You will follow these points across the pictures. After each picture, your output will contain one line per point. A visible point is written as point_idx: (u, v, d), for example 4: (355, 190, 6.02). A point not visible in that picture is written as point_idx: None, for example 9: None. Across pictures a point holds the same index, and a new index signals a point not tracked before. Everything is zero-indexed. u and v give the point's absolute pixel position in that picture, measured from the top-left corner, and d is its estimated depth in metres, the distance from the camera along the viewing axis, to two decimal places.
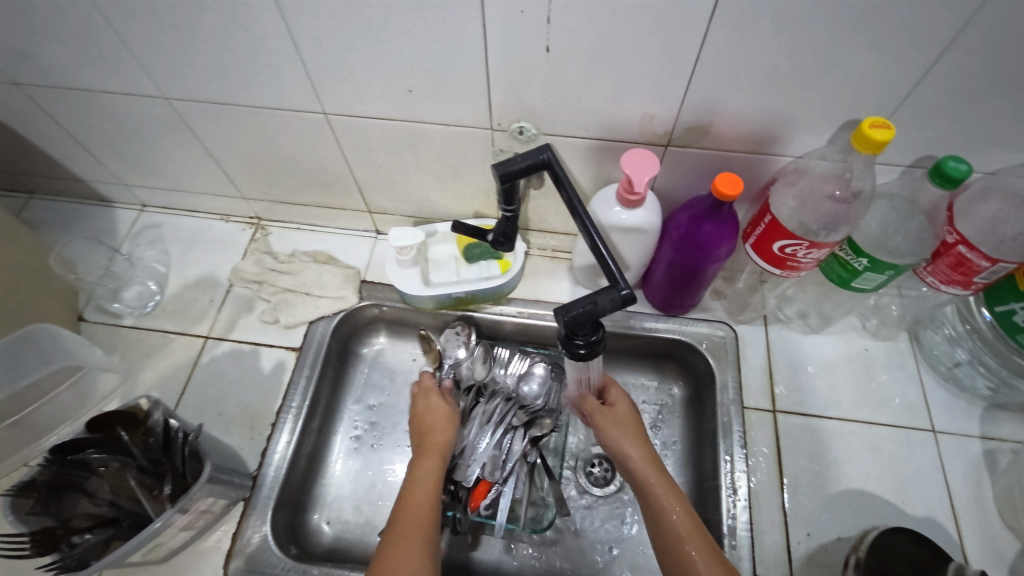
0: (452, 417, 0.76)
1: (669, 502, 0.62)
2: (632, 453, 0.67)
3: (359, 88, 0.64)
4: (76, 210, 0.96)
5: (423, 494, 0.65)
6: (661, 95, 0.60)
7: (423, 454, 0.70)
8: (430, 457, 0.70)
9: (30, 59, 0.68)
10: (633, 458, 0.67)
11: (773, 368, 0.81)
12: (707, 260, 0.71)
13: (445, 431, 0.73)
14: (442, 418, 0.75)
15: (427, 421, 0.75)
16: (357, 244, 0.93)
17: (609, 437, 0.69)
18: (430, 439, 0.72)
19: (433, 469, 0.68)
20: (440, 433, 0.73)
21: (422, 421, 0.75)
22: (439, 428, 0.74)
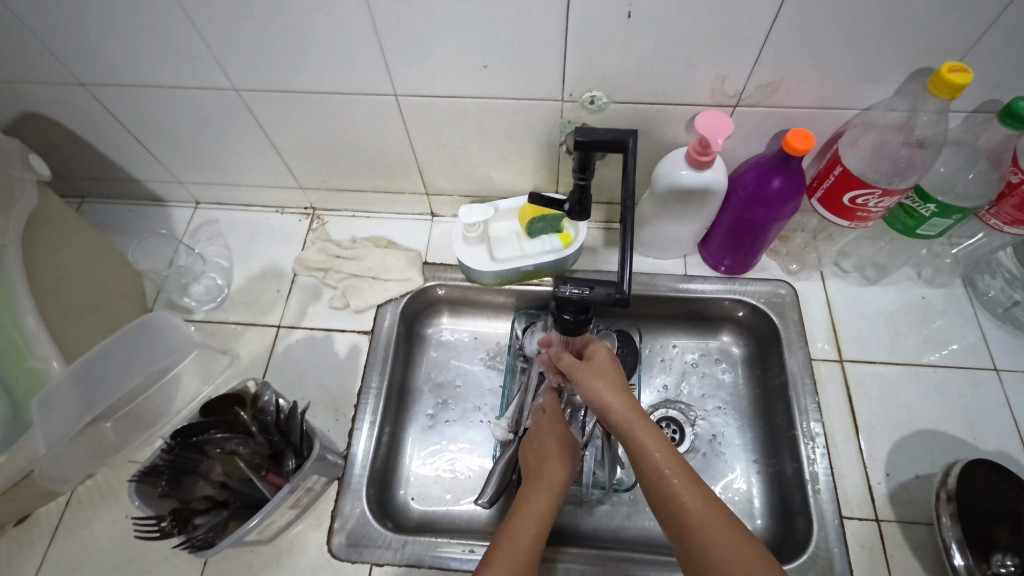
0: (574, 449, 0.69)
1: (659, 452, 0.57)
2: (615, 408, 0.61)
3: (433, 66, 0.65)
4: (131, 211, 0.97)
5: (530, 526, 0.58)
6: (735, 55, 0.61)
7: (539, 484, 0.63)
8: (545, 491, 0.62)
9: (98, 58, 0.68)
10: (612, 410, 0.61)
11: (836, 321, 0.84)
12: (773, 217, 0.73)
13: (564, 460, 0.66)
14: (560, 444, 0.68)
15: (543, 447, 0.69)
16: (414, 227, 0.94)
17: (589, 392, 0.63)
18: (546, 469, 0.65)
19: (548, 502, 0.61)
20: (556, 462, 0.66)
21: (540, 448, 0.69)
22: (556, 455, 0.66)
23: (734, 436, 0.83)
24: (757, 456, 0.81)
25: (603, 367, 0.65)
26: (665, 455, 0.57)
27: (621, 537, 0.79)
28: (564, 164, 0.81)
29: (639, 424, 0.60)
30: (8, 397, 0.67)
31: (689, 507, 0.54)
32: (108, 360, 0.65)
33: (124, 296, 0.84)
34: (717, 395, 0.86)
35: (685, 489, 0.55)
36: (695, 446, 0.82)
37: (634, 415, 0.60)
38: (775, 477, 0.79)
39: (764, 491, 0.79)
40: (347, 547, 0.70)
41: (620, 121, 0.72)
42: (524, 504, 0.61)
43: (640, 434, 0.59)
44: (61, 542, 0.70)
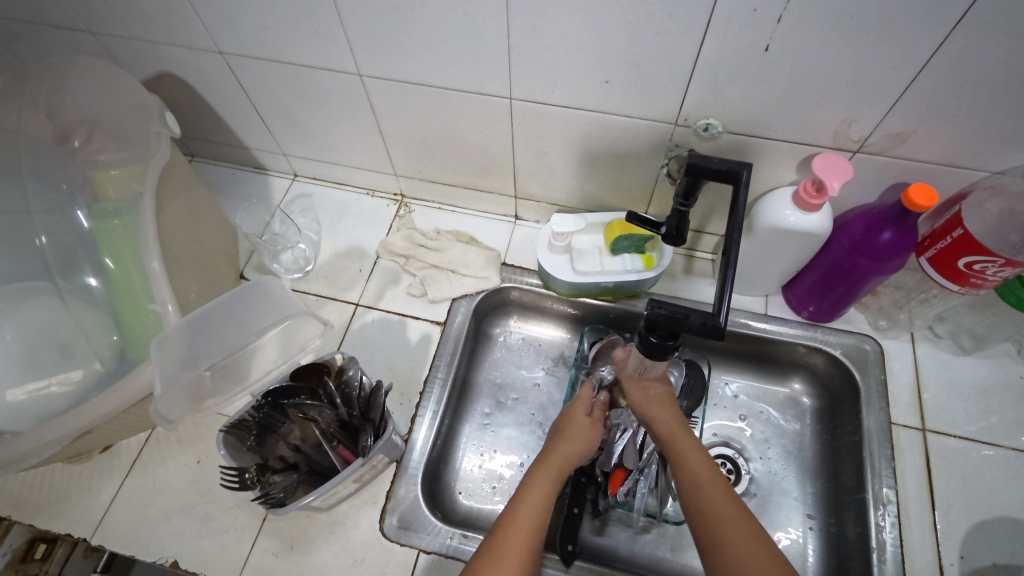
0: (591, 434, 0.68)
1: (702, 467, 0.59)
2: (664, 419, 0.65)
3: (555, 75, 0.67)
4: (235, 175, 1.02)
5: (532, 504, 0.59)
6: (868, 101, 0.60)
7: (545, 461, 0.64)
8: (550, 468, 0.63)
9: (240, 30, 0.72)
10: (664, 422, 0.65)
11: (921, 387, 0.80)
12: (876, 270, 0.70)
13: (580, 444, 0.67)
14: (580, 430, 0.68)
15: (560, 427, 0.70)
16: (497, 228, 0.96)
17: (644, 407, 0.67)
18: (559, 448, 0.66)
19: (549, 482, 0.62)
20: (572, 444, 0.66)
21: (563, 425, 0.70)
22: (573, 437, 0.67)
23: (793, 488, 0.80)
24: (818, 512, 0.78)
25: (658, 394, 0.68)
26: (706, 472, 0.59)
27: (663, 569, 0.77)
28: (660, 186, 0.80)
29: (685, 440, 0.62)
30: (122, 335, 0.71)
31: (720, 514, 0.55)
32: (224, 316, 0.69)
33: (222, 255, 0.89)
34: (780, 442, 0.84)
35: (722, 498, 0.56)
36: (751, 490, 0.80)
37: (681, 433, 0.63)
38: (835, 538, 0.76)
39: (821, 551, 0.76)
40: (397, 529, 0.72)
41: (730, 152, 0.71)
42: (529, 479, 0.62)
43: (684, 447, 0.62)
44: (138, 474, 0.75)
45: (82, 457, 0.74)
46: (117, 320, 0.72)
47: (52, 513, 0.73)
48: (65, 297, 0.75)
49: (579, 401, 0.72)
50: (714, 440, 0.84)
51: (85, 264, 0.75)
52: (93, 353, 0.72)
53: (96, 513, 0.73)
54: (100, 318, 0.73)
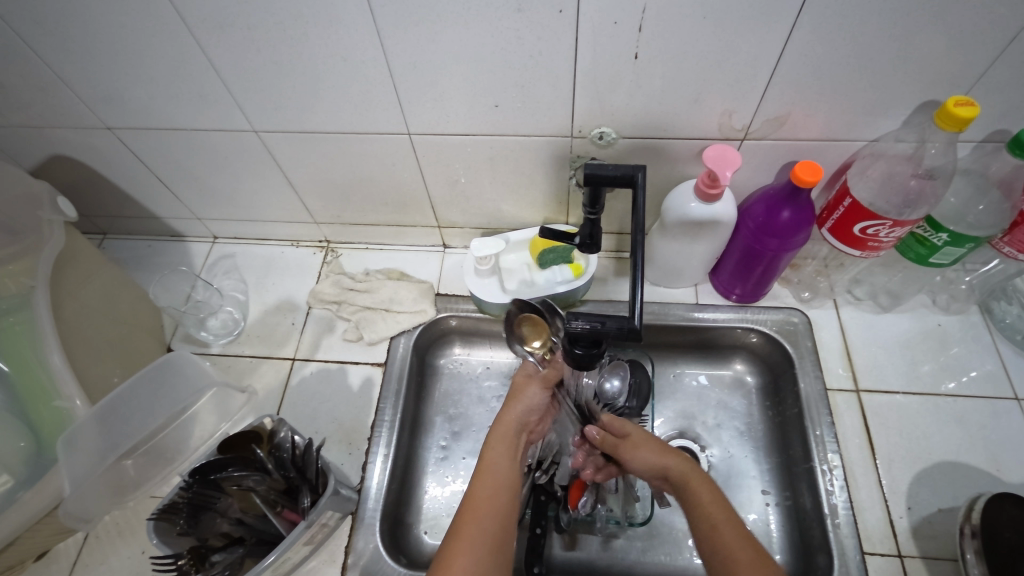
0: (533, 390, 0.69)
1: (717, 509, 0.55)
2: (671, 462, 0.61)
3: (446, 106, 0.67)
4: (151, 246, 0.99)
5: (488, 481, 0.60)
6: (742, 92, 0.63)
7: (500, 428, 0.65)
8: (506, 441, 0.64)
9: (124, 103, 0.71)
10: (671, 465, 0.61)
11: (850, 349, 0.83)
12: (784, 247, 0.73)
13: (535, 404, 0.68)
14: (522, 390, 0.69)
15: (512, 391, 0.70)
16: (427, 259, 0.96)
17: (638, 454, 0.63)
18: (504, 416, 0.66)
19: (506, 454, 0.63)
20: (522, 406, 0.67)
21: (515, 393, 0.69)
22: (526, 396, 0.68)
23: (748, 469, 0.82)
24: (775, 489, 0.80)
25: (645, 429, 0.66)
26: (720, 512, 0.55)
27: (637, 571, 0.78)
28: (573, 196, 0.82)
29: (696, 481, 0.59)
30: (34, 437, 0.69)
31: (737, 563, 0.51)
32: (136, 397, 0.66)
33: (143, 329, 0.85)
34: (731, 424, 0.86)
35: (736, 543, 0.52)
36: (711, 477, 0.81)
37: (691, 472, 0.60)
38: (794, 511, 0.78)
39: (782, 526, 0.78)
40: None
41: (629, 155, 0.73)
42: (484, 457, 0.63)
43: (694, 487, 0.58)
44: None
45: (14, 569, 0.70)
46: (27, 423, 0.69)
47: None
48: None
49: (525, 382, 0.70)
50: (669, 434, 0.85)
51: None
52: (1, 465, 0.67)
53: None
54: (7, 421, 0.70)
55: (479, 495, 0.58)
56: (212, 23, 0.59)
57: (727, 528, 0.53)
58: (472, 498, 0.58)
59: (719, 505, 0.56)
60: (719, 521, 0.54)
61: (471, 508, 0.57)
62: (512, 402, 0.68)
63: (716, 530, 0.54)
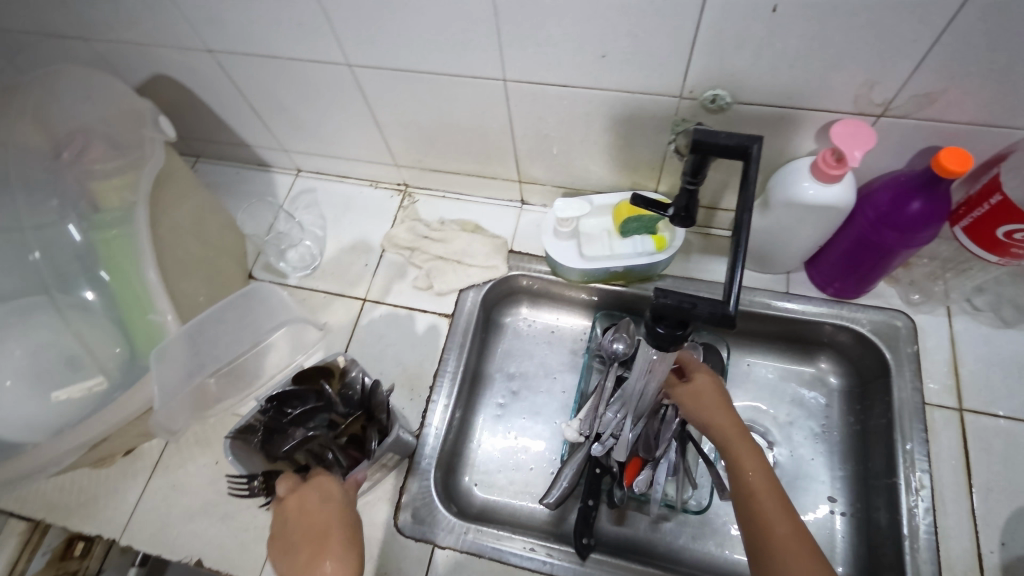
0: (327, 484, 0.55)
1: (759, 478, 0.56)
2: (718, 419, 0.61)
3: (548, 52, 0.63)
4: (239, 173, 1.02)
5: None
6: (891, 61, 0.54)
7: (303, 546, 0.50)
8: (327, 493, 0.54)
9: (225, 27, 0.71)
10: (716, 423, 0.61)
11: (958, 363, 0.75)
12: (904, 243, 0.66)
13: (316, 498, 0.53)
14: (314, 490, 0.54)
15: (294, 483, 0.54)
16: (503, 214, 0.93)
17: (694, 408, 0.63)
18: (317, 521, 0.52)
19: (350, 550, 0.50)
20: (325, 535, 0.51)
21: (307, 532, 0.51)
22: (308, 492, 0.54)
23: (818, 473, 0.77)
24: (846, 498, 0.75)
25: (701, 384, 0.64)
26: (762, 482, 0.56)
27: (685, 558, 0.76)
28: (669, 162, 0.76)
29: (741, 444, 0.59)
30: (127, 344, 0.74)
31: (773, 533, 0.52)
32: (221, 323, 0.69)
33: (229, 255, 0.89)
34: (806, 424, 0.80)
35: (776, 517, 0.53)
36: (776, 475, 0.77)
37: (736, 434, 0.59)
38: (865, 525, 0.73)
39: (850, 538, 0.73)
40: (412, 525, 0.72)
41: (741, 123, 0.66)
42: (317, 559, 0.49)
43: (739, 454, 0.58)
44: (162, 475, 0.77)
45: (107, 460, 0.77)
46: (121, 329, 0.74)
47: (83, 515, 0.76)
48: (66, 314, 0.77)
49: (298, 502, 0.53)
50: None
51: (82, 279, 0.77)
52: (99, 366, 0.74)
53: (123, 514, 0.75)
54: (105, 328, 0.75)
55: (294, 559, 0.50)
56: None
57: (773, 506, 0.54)
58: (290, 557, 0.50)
59: (762, 473, 0.56)
60: (759, 489, 0.55)
61: None
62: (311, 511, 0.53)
63: (754, 498, 0.55)
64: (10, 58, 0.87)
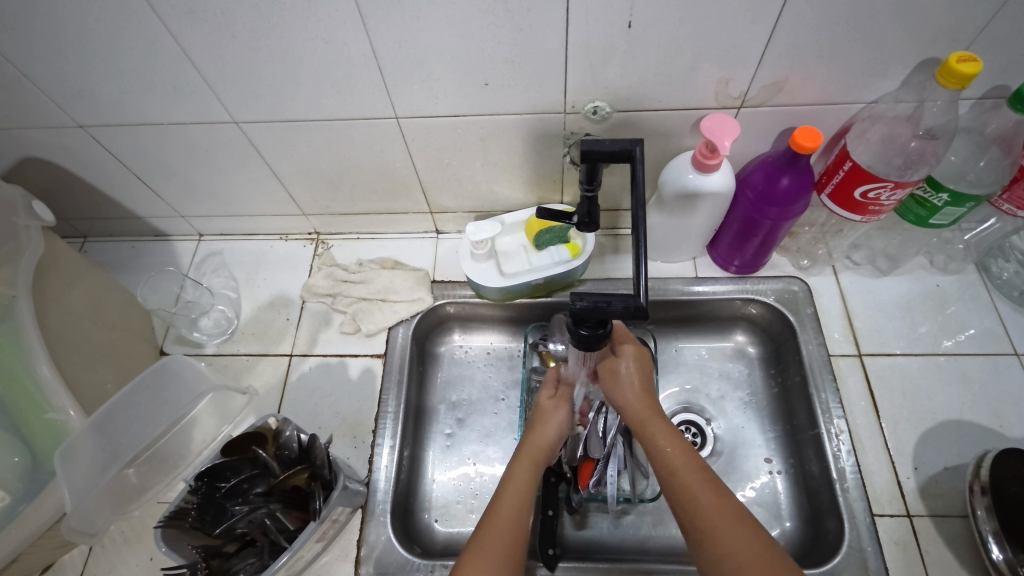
0: (560, 410, 0.69)
1: (679, 457, 0.58)
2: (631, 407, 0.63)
3: (434, 87, 0.65)
4: (135, 247, 0.96)
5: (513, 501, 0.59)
6: (738, 59, 0.61)
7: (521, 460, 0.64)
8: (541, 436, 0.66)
9: (93, 98, 0.67)
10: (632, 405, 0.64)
11: (851, 314, 0.83)
12: (784, 216, 0.72)
13: (562, 413, 0.68)
14: (551, 408, 0.69)
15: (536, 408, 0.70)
16: (420, 246, 0.94)
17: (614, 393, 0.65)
18: (531, 439, 0.66)
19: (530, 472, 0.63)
20: (541, 432, 0.67)
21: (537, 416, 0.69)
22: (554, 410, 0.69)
23: (753, 438, 0.82)
24: (781, 457, 0.81)
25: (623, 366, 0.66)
26: (682, 458, 0.58)
27: (650, 548, 0.78)
28: (568, 174, 0.80)
29: (656, 425, 0.61)
30: (28, 451, 0.66)
31: (703, 507, 0.54)
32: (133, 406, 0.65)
33: (135, 335, 0.83)
34: (736, 395, 0.86)
35: (703, 490, 0.55)
36: (717, 448, 0.82)
37: (651, 418, 0.62)
38: (801, 478, 0.78)
39: (792, 494, 0.78)
40: None
41: (624, 129, 0.71)
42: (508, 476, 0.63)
43: (660, 437, 0.60)
44: None
45: None
46: (19, 437, 0.67)
47: None
48: None
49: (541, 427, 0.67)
50: (674, 409, 0.85)
51: None
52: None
53: None
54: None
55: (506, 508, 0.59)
56: (182, 9, 0.56)
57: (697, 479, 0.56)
58: (496, 514, 0.58)
59: (685, 456, 0.58)
60: (677, 465, 0.58)
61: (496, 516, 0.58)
62: (535, 426, 0.68)
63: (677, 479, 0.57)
64: None
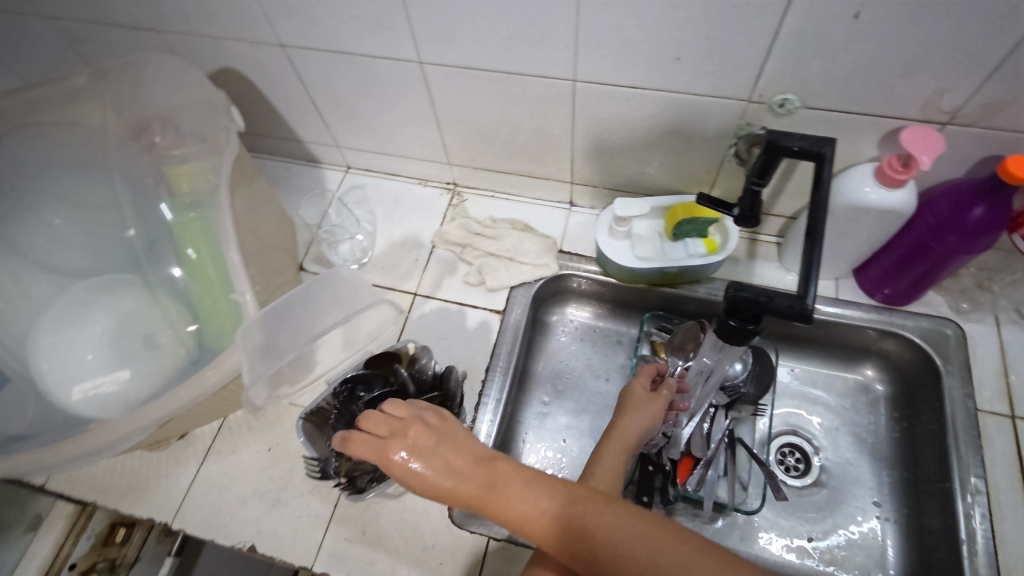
0: (655, 408, 0.66)
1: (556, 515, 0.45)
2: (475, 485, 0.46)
3: (623, 55, 0.65)
4: (289, 168, 1.04)
5: None
6: (965, 69, 0.56)
7: (606, 450, 0.62)
8: (615, 447, 0.62)
9: (297, 19, 0.72)
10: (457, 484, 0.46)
11: (1009, 371, 0.76)
12: (964, 249, 0.67)
13: (639, 425, 0.65)
14: (639, 406, 0.66)
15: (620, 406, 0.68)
16: (551, 214, 0.95)
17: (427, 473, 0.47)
18: (619, 427, 0.65)
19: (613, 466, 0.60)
20: (636, 421, 0.65)
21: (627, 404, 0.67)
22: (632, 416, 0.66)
23: (862, 478, 0.78)
24: (895, 504, 0.76)
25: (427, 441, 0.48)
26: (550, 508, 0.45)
27: None
28: (726, 167, 0.78)
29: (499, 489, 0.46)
30: (198, 324, 0.76)
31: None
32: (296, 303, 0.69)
33: (282, 246, 0.90)
34: (852, 429, 0.81)
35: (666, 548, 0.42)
36: (822, 479, 0.78)
37: (529, 481, 0.46)
38: (916, 531, 0.73)
39: (901, 544, 0.74)
40: (465, 516, 0.71)
41: (805, 128, 0.68)
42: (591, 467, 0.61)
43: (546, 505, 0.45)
44: (213, 462, 0.77)
45: (160, 445, 0.77)
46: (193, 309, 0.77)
47: (134, 498, 0.76)
48: (154, 288, 0.80)
49: (639, 413, 0.66)
50: (781, 429, 0.82)
51: (166, 255, 0.80)
52: (175, 341, 0.77)
53: (176, 498, 0.75)
54: (177, 308, 0.78)
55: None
56: None
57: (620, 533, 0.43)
58: None
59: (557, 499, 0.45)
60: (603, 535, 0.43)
61: None
62: (623, 415, 0.66)
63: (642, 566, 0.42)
64: (76, 47, 0.89)
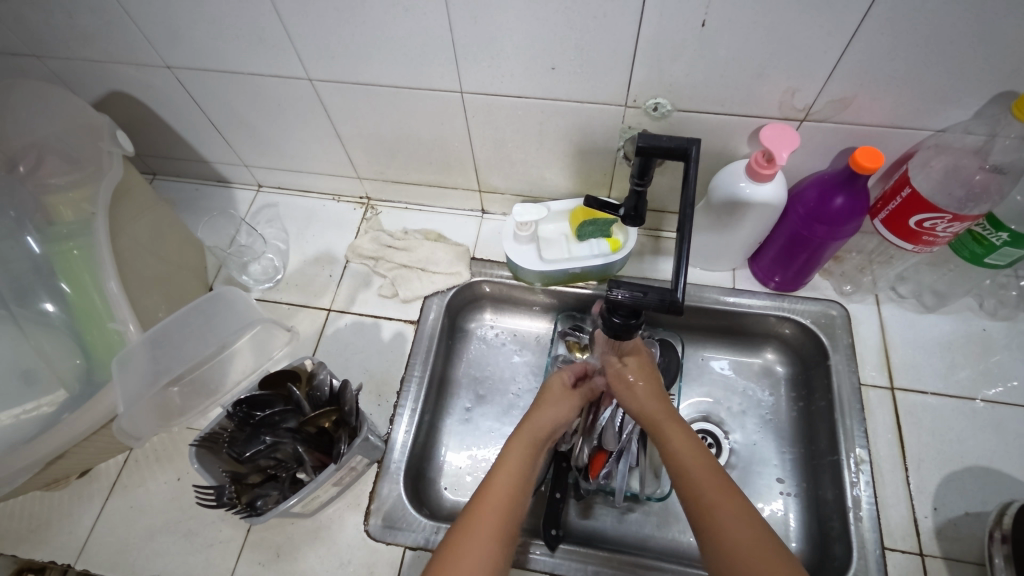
0: (570, 400, 0.67)
1: (683, 446, 0.57)
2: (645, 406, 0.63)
3: (502, 66, 0.67)
4: (198, 190, 1.02)
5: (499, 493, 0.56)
6: (808, 70, 0.61)
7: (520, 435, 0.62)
8: (527, 440, 0.62)
9: (178, 41, 0.72)
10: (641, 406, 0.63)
11: (889, 347, 0.82)
12: (833, 235, 0.72)
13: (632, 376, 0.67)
14: (556, 399, 0.67)
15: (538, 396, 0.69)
16: (464, 223, 0.96)
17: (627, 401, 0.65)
18: (533, 418, 0.64)
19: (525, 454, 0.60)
20: (548, 413, 0.65)
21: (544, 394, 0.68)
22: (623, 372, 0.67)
23: (767, 456, 0.82)
24: (795, 479, 0.80)
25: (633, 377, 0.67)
26: (691, 454, 0.57)
27: (650, 546, 0.78)
28: (619, 169, 0.81)
29: (668, 426, 0.60)
30: (86, 357, 0.74)
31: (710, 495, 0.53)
32: (186, 328, 0.70)
33: (188, 269, 0.89)
34: (757, 411, 0.85)
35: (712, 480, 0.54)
36: (732, 461, 0.82)
37: (664, 417, 0.61)
38: (813, 502, 0.77)
39: (802, 517, 0.77)
40: (381, 529, 0.71)
41: (682, 130, 0.72)
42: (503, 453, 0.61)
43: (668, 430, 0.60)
44: (118, 496, 0.75)
45: (59, 483, 0.74)
46: (80, 343, 0.75)
47: (32, 541, 0.73)
48: (21, 324, 0.77)
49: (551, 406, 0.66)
50: (693, 417, 0.85)
51: (41, 290, 0.77)
52: (56, 378, 0.75)
53: (78, 538, 0.72)
54: (62, 341, 0.76)
55: (498, 494, 0.56)
56: None
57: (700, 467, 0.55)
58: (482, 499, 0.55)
59: (698, 455, 0.56)
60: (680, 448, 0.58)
61: (488, 498, 0.55)
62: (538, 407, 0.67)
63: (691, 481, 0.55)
64: None
